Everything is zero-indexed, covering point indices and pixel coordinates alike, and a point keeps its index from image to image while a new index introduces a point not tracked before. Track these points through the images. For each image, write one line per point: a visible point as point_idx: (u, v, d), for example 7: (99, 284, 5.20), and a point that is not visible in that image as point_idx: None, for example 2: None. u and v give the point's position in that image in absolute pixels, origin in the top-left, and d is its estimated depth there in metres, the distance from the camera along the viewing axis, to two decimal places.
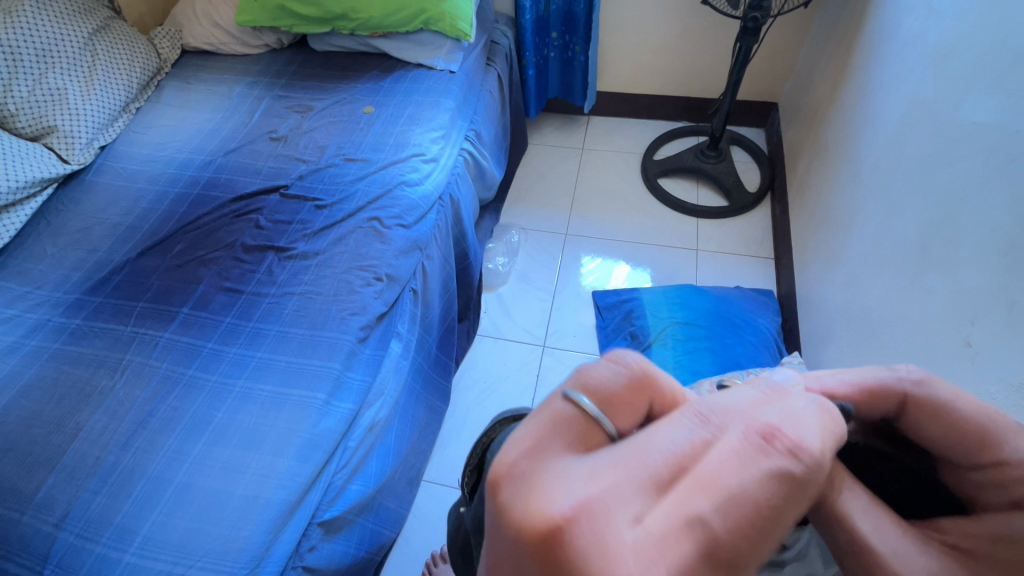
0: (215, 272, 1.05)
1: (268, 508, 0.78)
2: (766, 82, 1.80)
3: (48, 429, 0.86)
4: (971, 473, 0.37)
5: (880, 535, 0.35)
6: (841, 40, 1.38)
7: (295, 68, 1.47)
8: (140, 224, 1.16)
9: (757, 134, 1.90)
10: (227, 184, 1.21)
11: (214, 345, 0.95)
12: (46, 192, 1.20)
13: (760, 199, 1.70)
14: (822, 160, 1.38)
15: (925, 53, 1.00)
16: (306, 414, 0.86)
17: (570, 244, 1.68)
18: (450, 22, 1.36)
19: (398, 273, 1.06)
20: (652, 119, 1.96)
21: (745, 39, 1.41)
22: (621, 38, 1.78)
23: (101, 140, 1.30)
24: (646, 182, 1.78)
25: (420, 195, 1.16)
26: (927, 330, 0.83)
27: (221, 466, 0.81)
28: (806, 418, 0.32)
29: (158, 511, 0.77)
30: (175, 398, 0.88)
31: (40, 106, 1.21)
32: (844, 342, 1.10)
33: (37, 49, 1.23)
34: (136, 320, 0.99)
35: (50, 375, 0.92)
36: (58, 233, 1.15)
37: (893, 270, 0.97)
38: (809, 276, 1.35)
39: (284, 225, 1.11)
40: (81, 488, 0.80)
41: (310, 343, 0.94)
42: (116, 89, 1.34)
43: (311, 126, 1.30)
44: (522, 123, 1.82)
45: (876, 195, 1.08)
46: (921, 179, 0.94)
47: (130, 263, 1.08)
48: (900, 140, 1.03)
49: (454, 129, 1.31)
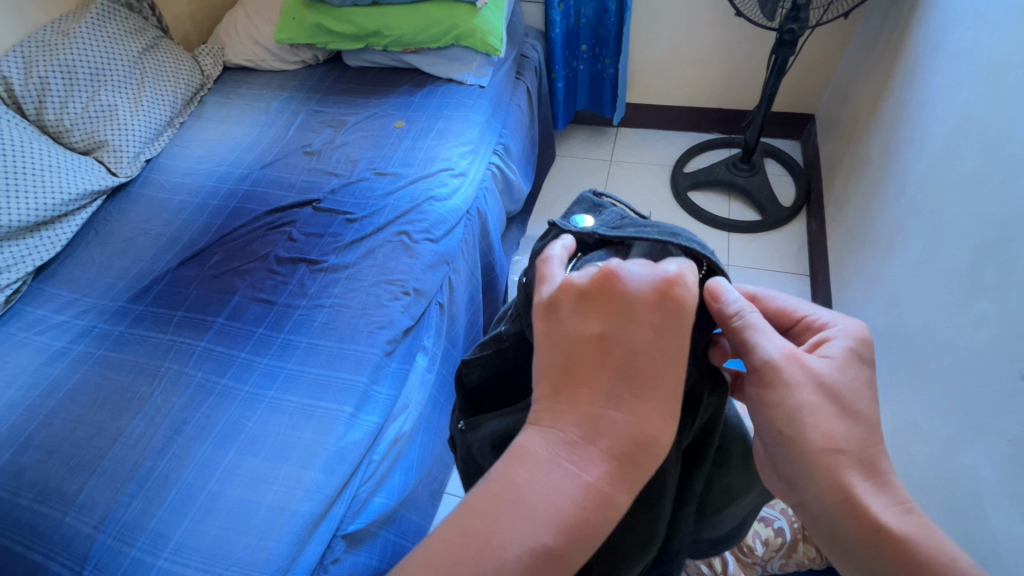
0: (249, 283, 1.08)
1: (293, 520, 0.79)
2: (801, 93, 1.75)
3: (90, 433, 0.90)
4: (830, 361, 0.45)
5: (829, 350, 0.46)
6: (883, 52, 1.34)
7: (330, 84, 1.51)
8: (181, 235, 1.20)
9: (793, 146, 1.85)
10: (263, 197, 1.24)
11: (247, 355, 0.97)
12: (94, 204, 1.26)
13: (795, 215, 1.67)
14: (863, 174, 1.33)
15: (974, 69, 0.95)
16: (333, 426, 0.87)
17: (735, 258, 1.62)
18: (481, 38, 1.38)
19: (424, 287, 1.07)
20: (683, 130, 1.93)
21: (781, 51, 1.38)
22: (652, 49, 1.76)
23: (147, 154, 1.36)
24: (676, 196, 1.75)
25: (448, 209, 1.17)
26: (982, 362, 0.78)
27: (250, 476, 0.83)
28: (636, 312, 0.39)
29: (189, 518, 0.79)
30: (209, 406, 0.91)
31: (92, 121, 1.28)
32: (887, 365, 1.06)
33: (91, 68, 1.30)
34: (174, 328, 1.02)
35: (94, 380, 0.96)
36: (105, 243, 1.21)
37: (941, 295, 0.93)
38: (848, 295, 1.29)
39: (316, 238, 1.14)
40: (119, 492, 0.82)
41: (337, 355, 0.96)
42: (162, 105, 1.40)
43: (344, 140, 1.33)
44: (550, 136, 1.81)
45: (923, 214, 1.03)
46: (973, 198, 0.89)
47: (170, 273, 1.12)
48: (948, 155, 0.99)
49: (482, 143, 1.33)
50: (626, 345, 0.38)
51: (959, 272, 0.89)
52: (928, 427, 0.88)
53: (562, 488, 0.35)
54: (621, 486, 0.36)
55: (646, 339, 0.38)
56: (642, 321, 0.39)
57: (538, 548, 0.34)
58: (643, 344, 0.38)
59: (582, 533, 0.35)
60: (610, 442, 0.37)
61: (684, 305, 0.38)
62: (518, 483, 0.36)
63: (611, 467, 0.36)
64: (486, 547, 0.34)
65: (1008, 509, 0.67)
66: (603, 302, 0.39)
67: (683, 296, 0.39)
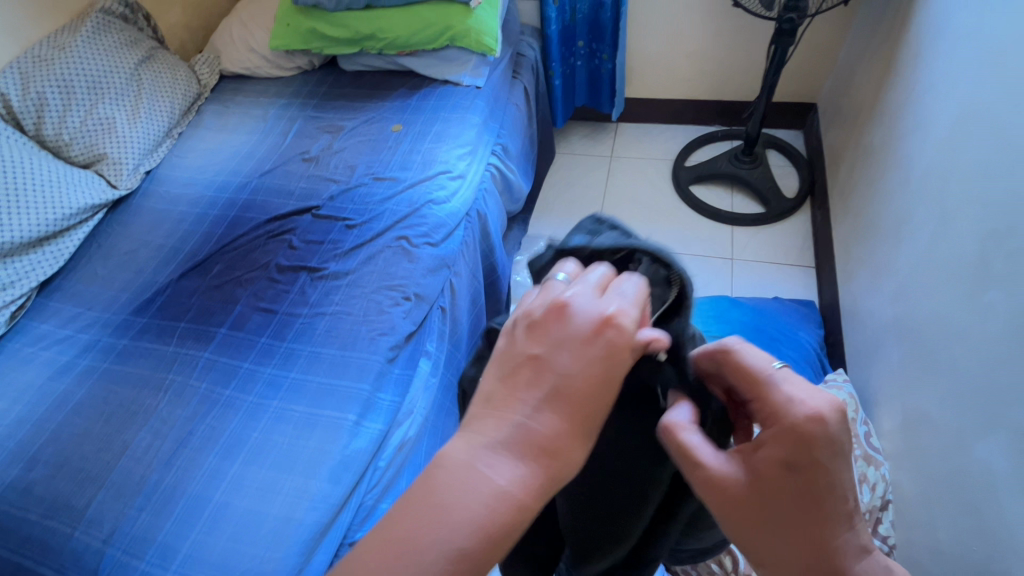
0: (251, 292, 1.08)
1: (300, 530, 0.79)
2: (803, 82, 1.72)
3: (97, 446, 0.90)
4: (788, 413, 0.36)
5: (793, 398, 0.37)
6: (884, 38, 1.31)
7: (326, 89, 1.51)
8: (182, 246, 1.20)
9: (795, 136, 1.82)
10: (262, 205, 1.24)
11: (250, 365, 0.97)
12: (96, 217, 1.26)
13: (799, 206, 1.65)
14: (867, 163, 1.31)
15: (978, 54, 0.93)
16: (337, 435, 0.87)
17: (739, 251, 1.61)
18: (476, 38, 1.37)
19: (425, 291, 1.07)
20: (683, 123, 1.92)
21: (780, 41, 1.36)
22: (650, 43, 1.74)
23: (146, 166, 1.36)
24: (678, 190, 1.74)
25: (447, 212, 1.17)
26: (991, 354, 0.77)
27: (256, 487, 0.83)
28: (574, 350, 0.37)
29: (197, 530, 0.79)
30: (213, 418, 0.91)
31: (91, 134, 1.28)
32: (896, 357, 1.04)
33: (88, 81, 1.30)
34: (177, 340, 1.03)
35: (99, 394, 0.97)
36: (107, 256, 1.21)
37: (949, 286, 0.91)
38: (855, 286, 1.28)
39: (316, 245, 1.13)
40: (127, 506, 0.83)
41: (340, 363, 0.95)
42: (160, 116, 1.40)
43: (341, 145, 1.33)
44: (550, 135, 1.80)
45: (929, 203, 1.01)
46: (979, 187, 0.88)
47: (172, 284, 1.13)
48: (953, 144, 0.97)
49: (480, 144, 1.32)
50: (557, 372, 0.37)
51: (967, 262, 0.87)
52: (939, 421, 0.86)
53: (479, 492, 0.34)
54: (537, 495, 0.35)
55: (576, 371, 0.36)
56: (576, 359, 0.37)
57: (450, 549, 0.32)
58: (571, 375, 0.36)
59: (495, 538, 0.33)
60: (525, 450, 0.35)
61: (618, 345, 0.37)
62: (436, 479, 0.35)
63: (530, 475, 0.35)
64: (403, 550, 0.32)
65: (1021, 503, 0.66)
66: (545, 335, 0.38)
67: (621, 334, 0.37)
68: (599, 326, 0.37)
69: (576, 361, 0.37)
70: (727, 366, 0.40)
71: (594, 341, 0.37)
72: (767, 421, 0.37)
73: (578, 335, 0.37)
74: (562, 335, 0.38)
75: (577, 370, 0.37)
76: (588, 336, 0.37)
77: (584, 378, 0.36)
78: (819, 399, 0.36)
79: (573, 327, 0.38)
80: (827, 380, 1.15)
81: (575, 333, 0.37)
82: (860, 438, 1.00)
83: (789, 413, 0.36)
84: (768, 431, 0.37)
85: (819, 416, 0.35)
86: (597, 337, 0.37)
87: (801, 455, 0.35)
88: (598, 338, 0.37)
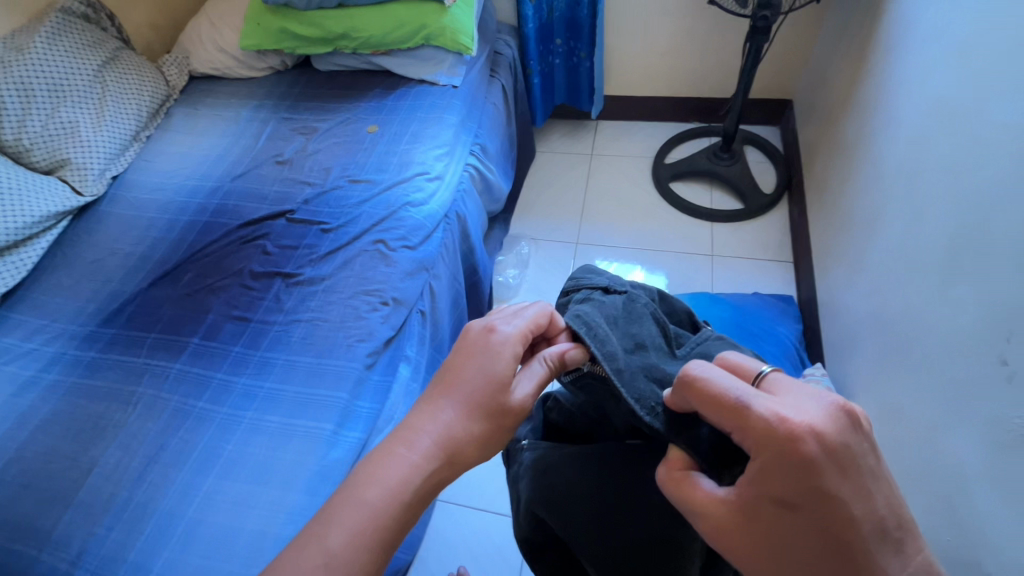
0: (224, 300, 1.05)
1: (277, 545, 0.77)
2: (778, 79, 1.74)
3: (63, 464, 0.87)
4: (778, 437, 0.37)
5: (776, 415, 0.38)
6: (856, 35, 1.33)
7: (299, 89, 1.47)
8: (151, 253, 1.17)
9: (772, 132, 1.84)
10: (235, 210, 1.21)
11: (224, 375, 0.95)
12: (60, 225, 1.22)
13: (777, 201, 1.67)
14: (841, 159, 1.33)
15: (945, 52, 0.95)
16: (315, 446, 0.86)
17: (719, 247, 1.62)
18: (451, 37, 1.35)
19: (404, 296, 1.05)
20: (662, 120, 1.92)
21: (755, 38, 1.37)
22: (628, 40, 1.74)
23: (113, 171, 1.32)
24: (658, 188, 1.74)
25: (425, 215, 1.15)
26: (960, 347, 0.79)
27: (231, 502, 0.81)
28: (475, 352, 0.56)
29: (169, 548, 0.77)
30: (186, 431, 0.88)
31: (52, 139, 1.24)
32: (871, 351, 1.06)
33: (48, 84, 1.25)
34: (147, 351, 1.00)
35: (66, 409, 0.94)
36: (73, 265, 1.17)
37: (920, 280, 0.93)
38: (831, 282, 1.29)
39: (291, 251, 1.11)
40: (96, 525, 0.80)
41: (317, 371, 0.94)
42: (126, 119, 1.35)
43: (316, 148, 1.30)
44: (529, 133, 1.79)
45: (900, 199, 1.03)
46: (948, 182, 0.89)
47: (142, 293, 1.09)
48: (922, 140, 0.98)
49: (458, 144, 1.31)
50: (463, 382, 0.55)
51: (937, 256, 0.89)
52: (912, 414, 0.88)
53: (404, 461, 0.50)
54: (444, 460, 0.52)
55: (477, 378, 0.55)
56: (475, 358, 0.56)
57: (381, 499, 0.48)
58: (477, 375, 0.55)
59: (412, 491, 0.49)
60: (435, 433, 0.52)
61: (500, 347, 0.56)
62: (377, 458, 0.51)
63: (438, 448, 0.52)
64: (352, 499, 0.48)
65: (991, 495, 0.67)
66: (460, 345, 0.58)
67: (504, 338, 0.57)
68: (490, 336, 0.57)
69: (475, 360, 0.56)
70: (701, 405, 0.41)
71: (485, 344, 0.57)
72: (753, 448, 0.38)
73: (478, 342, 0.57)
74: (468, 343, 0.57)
75: (476, 366, 0.56)
76: (483, 345, 0.56)
77: (479, 370, 0.56)
78: (799, 416, 0.37)
79: (478, 336, 0.58)
80: (806, 375, 1.16)
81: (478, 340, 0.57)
82: None
83: (771, 435, 0.37)
84: (755, 460, 0.38)
85: (804, 430, 0.36)
86: (490, 343, 0.56)
87: (791, 483, 0.36)
88: (487, 342, 0.57)
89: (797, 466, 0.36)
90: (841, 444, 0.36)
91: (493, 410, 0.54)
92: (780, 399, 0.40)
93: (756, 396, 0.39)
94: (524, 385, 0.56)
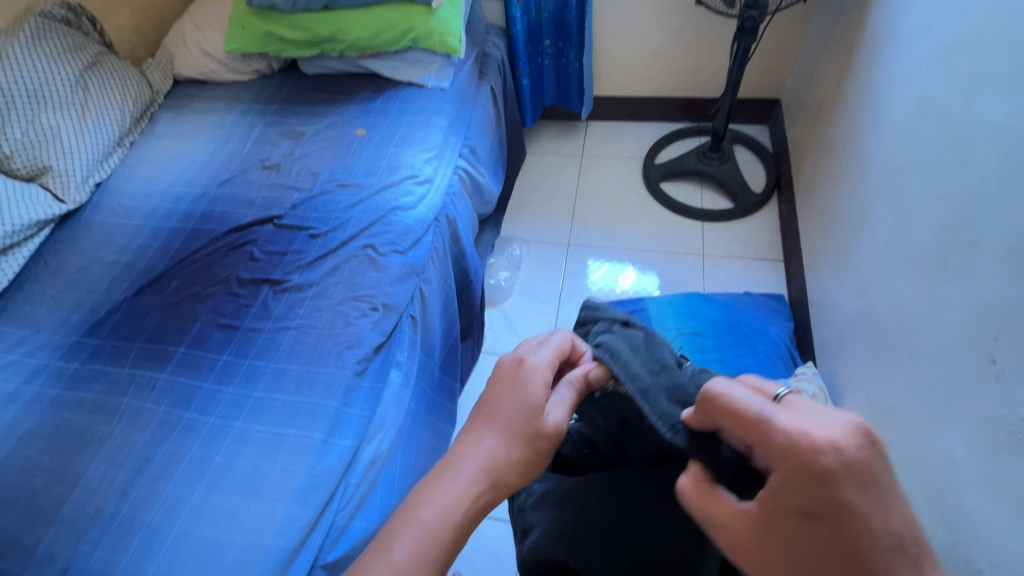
0: (210, 308, 1.04)
1: (266, 557, 0.76)
2: (766, 78, 1.75)
3: (47, 479, 0.85)
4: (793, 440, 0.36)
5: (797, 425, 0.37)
6: (842, 35, 1.34)
7: (286, 93, 1.46)
8: (136, 261, 1.15)
9: (761, 132, 1.85)
10: (222, 216, 1.20)
11: (212, 385, 0.93)
12: (43, 233, 1.20)
13: (766, 200, 1.67)
14: (829, 158, 1.34)
15: (931, 52, 0.95)
16: (304, 455, 0.85)
17: (710, 247, 1.62)
18: (439, 39, 1.34)
19: (394, 301, 1.04)
20: (652, 120, 1.92)
21: (742, 38, 1.37)
22: (616, 41, 1.74)
23: (97, 177, 1.30)
24: (649, 188, 1.75)
25: (414, 219, 1.14)
26: (949, 346, 0.79)
27: (219, 514, 0.80)
28: (505, 379, 0.55)
29: (156, 563, 0.76)
30: (173, 442, 0.87)
31: (34, 146, 1.21)
32: (861, 350, 1.06)
33: (29, 89, 1.23)
34: (133, 361, 0.98)
35: (50, 423, 0.92)
36: (56, 274, 1.15)
37: (908, 279, 0.93)
38: (821, 280, 1.30)
39: (279, 257, 1.10)
40: (82, 540, 0.79)
41: (306, 379, 0.92)
42: (109, 124, 1.33)
43: (303, 152, 1.29)
44: (519, 135, 1.78)
45: (887, 198, 1.03)
46: (935, 182, 0.90)
47: (127, 302, 1.08)
48: (909, 140, 0.99)
49: (447, 147, 1.30)
50: (500, 412, 0.53)
51: (925, 255, 0.89)
52: (902, 412, 0.88)
53: (448, 498, 0.48)
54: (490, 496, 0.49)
55: (515, 406, 0.53)
56: (509, 384, 0.55)
57: (424, 540, 0.46)
58: (514, 408, 0.53)
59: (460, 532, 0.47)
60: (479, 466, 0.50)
61: (529, 372, 0.55)
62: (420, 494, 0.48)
63: (481, 481, 0.49)
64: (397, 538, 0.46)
65: (982, 494, 0.67)
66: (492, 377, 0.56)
67: (534, 365, 0.56)
68: (520, 364, 0.56)
69: (510, 388, 0.54)
70: (721, 415, 0.42)
71: (516, 371, 0.55)
72: (770, 462, 0.38)
73: (507, 370, 0.56)
74: (498, 372, 0.56)
75: (509, 392, 0.54)
76: (513, 372, 0.55)
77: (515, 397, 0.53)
78: (822, 431, 0.36)
79: (502, 365, 0.57)
80: (797, 375, 1.17)
81: (508, 369, 0.56)
82: None
83: (788, 448, 0.36)
84: (772, 473, 0.37)
85: (821, 444, 0.35)
86: (520, 369, 0.55)
87: (802, 491, 0.35)
88: (517, 367, 0.56)
89: (811, 478, 0.35)
90: (867, 462, 0.34)
91: (534, 437, 0.52)
92: (803, 412, 0.38)
93: (778, 411, 0.38)
94: (556, 408, 0.54)
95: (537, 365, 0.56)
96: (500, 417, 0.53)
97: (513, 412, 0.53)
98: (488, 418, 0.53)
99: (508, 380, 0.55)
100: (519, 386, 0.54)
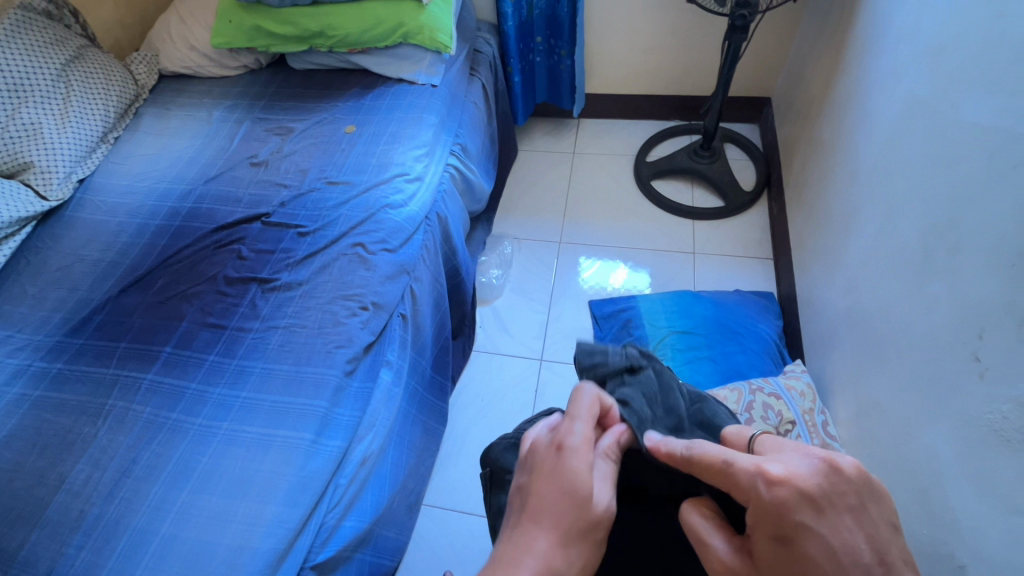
0: (197, 307, 1.02)
1: (254, 559, 0.75)
2: (757, 77, 1.76)
3: (29, 482, 0.84)
4: (760, 473, 0.43)
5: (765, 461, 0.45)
6: (832, 34, 1.34)
7: (274, 89, 1.44)
8: (121, 259, 1.13)
9: (751, 130, 1.86)
10: (208, 214, 1.18)
11: (198, 385, 0.92)
12: (24, 231, 1.17)
13: (756, 199, 1.68)
14: (818, 157, 1.35)
15: (920, 51, 0.96)
16: (293, 456, 0.84)
17: (700, 245, 1.63)
18: (430, 35, 1.33)
19: (384, 299, 1.04)
20: (644, 118, 1.92)
21: (733, 37, 1.37)
22: (608, 38, 1.73)
23: (80, 174, 1.28)
24: (640, 186, 1.75)
25: (405, 216, 1.13)
26: (934, 344, 0.80)
27: (206, 516, 0.79)
28: (539, 460, 0.52)
29: (142, 566, 0.75)
30: (159, 443, 0.86)
31: (14, 141, 1.18)
32: (848, 347, 1.07)
33: (9, 84, 1.20)
34: (117, 362, 0.96)
35: (31, 425, 0.90)
36: (37, 273, 1.13)
37: (894, 278, 0.94)
38: (810, 278, 1.31)
39: (267, 255, 1.08)
40: (65, 544, 0.77)
41: (295, 379, 0.92)
42: (92, 120, 1.31)
43: (292, 149, 1.27)
44: (510, 132, 1.78)
45: (875, 197, 1.04)
46: (921, 181, 0.90)
47: (111, 301, 1.06)
48: (896, 139, 0.99)
49: (438, 144, 1.29)
50: (548, 502, 0.49)
51: (911, 254, 0.90)
52: (888, 409, 0.89)
53: None
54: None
55: (562, 499, 0.49)
56: (546, 464, 0.52)
57: None
58: (561, 493, 0.49)
59: None
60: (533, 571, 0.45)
61: (566, 447, 0.52)
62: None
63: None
64: None
65: (965, 490, 0.68)
66: (531, 463, 0.53)
67: (573, 440, 0.52)
68: (553, 437, 0.53)
69: (551, 474, 0.51)
70: (693, 466, 0.49)
71: (550, 448, 0.53)
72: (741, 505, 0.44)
73: (541, 447, 0.54)
74: (534, 451, 0.54)
75: (549, 475, 0.51)
76: (554, 452, 0.52)
77: (555, 478, 0.50)
78: (781, 468, 0.43)
79: (535, 440, 0.55)
80: (786, 372, 1.18)
81: (544, 448, 0.53)
82: (818, 429, 1.03)
83: (754, 487, 0.43)
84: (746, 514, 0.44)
85: (779, 474, 0.42)
86: (554, 441, 0.53)
87: (768, 515, 0.42)
88: (553, 444, 0.53)
89: (774, 505, 0.42)
90: (820, 486, 0.41)
91: (586, 534, 0.48)
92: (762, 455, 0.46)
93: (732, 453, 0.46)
94: (600, 487, 0.51)
95: (572, 433, 0.53)
96: (546, 512, 0.49)
97: (557, 506, 0.49)
98: (533, 513, 0.49)
99: (543, 458, 0.52)
100: (557, 465, 0.51)
